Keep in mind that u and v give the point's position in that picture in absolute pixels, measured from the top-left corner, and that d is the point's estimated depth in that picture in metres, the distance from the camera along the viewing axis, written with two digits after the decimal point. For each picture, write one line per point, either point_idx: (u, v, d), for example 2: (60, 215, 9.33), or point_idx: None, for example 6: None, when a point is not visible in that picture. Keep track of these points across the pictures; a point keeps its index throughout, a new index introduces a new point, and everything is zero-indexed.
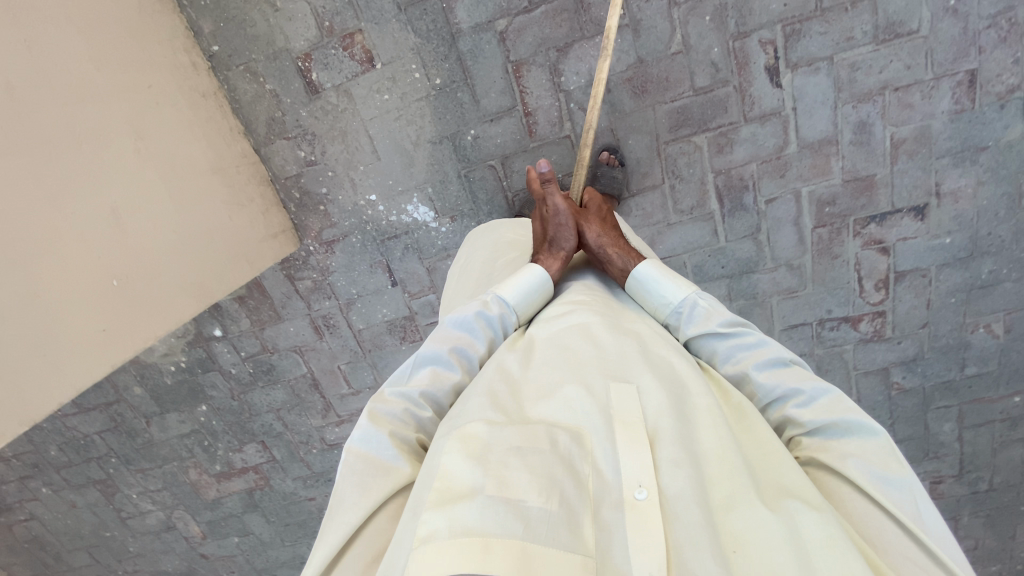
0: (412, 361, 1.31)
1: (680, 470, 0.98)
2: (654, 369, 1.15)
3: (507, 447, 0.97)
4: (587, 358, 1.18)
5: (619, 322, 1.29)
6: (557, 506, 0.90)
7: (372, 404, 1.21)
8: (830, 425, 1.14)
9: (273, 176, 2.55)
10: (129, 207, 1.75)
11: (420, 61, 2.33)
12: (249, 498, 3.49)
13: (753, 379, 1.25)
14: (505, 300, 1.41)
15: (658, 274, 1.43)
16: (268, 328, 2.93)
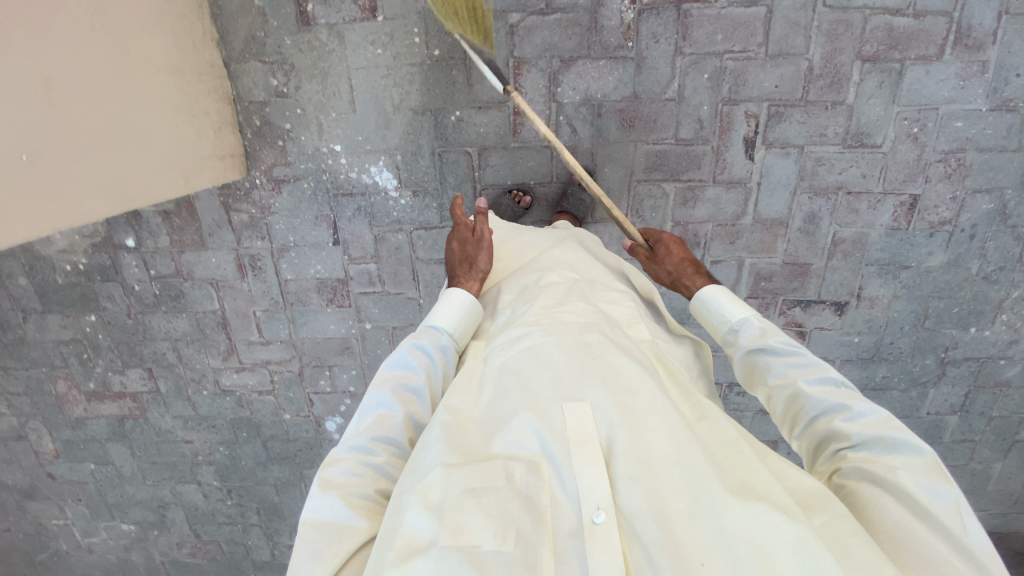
0: (358, 415, 1.35)
1: (635, 486, 1.00)
2: (608, 383, 1.15)
3: (461, 490, 1.01)
4: (542, 378, 1.18)
5: (568, 335, 1.29)
6: (513, 546, 0.93)
7: (322, 471, 1.23)
8: (875, 441, 1.17)
9: (237, 96, 2.38)
10: (65, 80, 1.55)
11: (424, 27, 2.25)
12: (118, 426, 3.21)
13: (803, 391, 1.29)
14: (433, 326, 1.51)
15: (721, 297, 1.56)
16: (188, 252, 2.72)
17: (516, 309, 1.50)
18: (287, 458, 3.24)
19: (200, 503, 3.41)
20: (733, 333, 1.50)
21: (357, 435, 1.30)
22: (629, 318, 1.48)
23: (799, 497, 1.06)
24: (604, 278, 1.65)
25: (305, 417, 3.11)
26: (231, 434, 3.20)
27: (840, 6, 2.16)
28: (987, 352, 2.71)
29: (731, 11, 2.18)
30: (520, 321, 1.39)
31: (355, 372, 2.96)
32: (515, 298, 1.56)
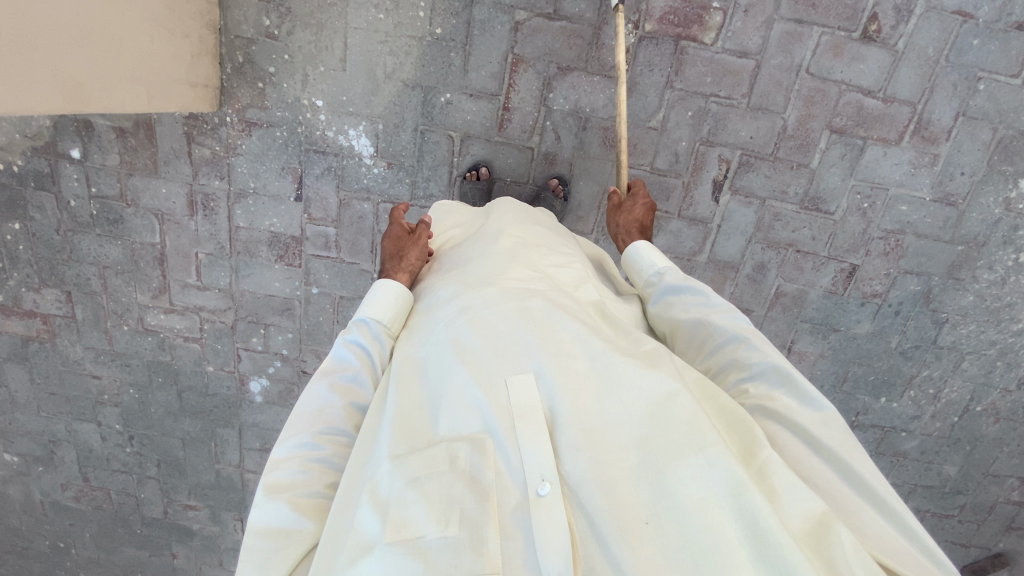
0: (299, 410, 1.34)
1: (579, 455, 1.03)
2: (548, 350, 1.17)
3: (406, 481, 1.08)
4: (484, 351, 1.20)
5: (507, 296, 1.30)
6: (458, 529, 0.99)
7: (265, 476, 1.25)
8: (771, 372, 1.29)
9: (223, 27, 2.29)
10: None
11: (431, 3, 2.24)
12: (21, 347, 2.97)
13: (708, 324, 1.42)
14: (366, 320, 1.45)
15: (646, 249, 1.65)
16: (137, 177, 2.57)
17: (459, 273, 1.48)
18: (201, 413, 3.08)
19: (96, 444, 3.19)
20: (655, 279, 1.59)
21: (298, 433, 1.30)
22: (575, 280, 1.52)
23: (737, 446, 1.09)
24: (546, 242, 1.65)
25: (229, 372, 2.97)
26: (145, 377, 3.01)
27: (821, 76, 2.29)
28: (892, 422, 2.92)
29: (724, 57, 2.27)
30: (464, 287, 1.38)
31: (292, 335, 2.86)
32: (458, 265, 1.55)
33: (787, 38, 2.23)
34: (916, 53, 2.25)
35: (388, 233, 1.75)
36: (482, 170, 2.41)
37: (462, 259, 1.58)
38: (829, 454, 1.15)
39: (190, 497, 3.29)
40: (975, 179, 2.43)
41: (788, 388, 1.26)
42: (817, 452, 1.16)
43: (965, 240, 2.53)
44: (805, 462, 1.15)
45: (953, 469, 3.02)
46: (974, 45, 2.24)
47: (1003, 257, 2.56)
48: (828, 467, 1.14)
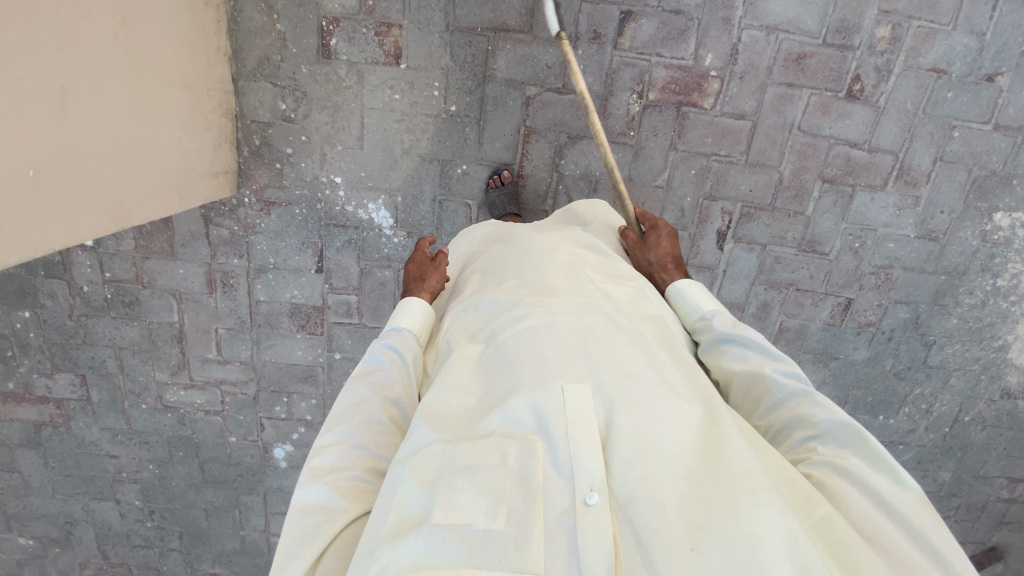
0: (339, 406, 1.29)
1: (631, 469, 0.97)
2: (612, 358, 1.13)
3: (454, 468, 1.00)
4: (547, 352, 1.15)
5: (564, 304, 1.27)
6: (502, 525, 0.93)
7: (309, 463, 1.18)
8: (838, 431, 1.15)
9: (239, 113, 2.32)
10: (80, 90, 1.47)
11: (445, 83, 2.32)
12: (33, 433, 2.91)
13: (767, 375, 1.31)
14: (401, 326, 1.48)
15: (692, 289, 1.61)
16: (154, 260, 2.57)
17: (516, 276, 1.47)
18: (224, 482, 3.07)
19: (115, 522, 3.14)
20: (704, 321, 1.53)
21: (338, 422, 1.25)
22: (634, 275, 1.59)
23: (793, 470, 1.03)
24: (602, 258, 1.64)
25: (253, 441, 2.98)
26: (165, 452, 2.99)
27: (812, 132, 2.46)
28: (890, 436, 3.13)
29: (723, 119, 2.42)
30: (519, 300, 1.35)
31: (315, 400, 2.88)
32: (513, 261, 1.57)
33: (779, 99, 2.39)
34: (896, 108, 2.44)
35: (412, 258, 1.80)
36: (504, 174, 2.43)
37: (508, 270, 1.54)
38: (902, 516, 1.00)
39: (215, 565, 3.26)
40: (954, 216, 2.64)
41: (861, 449, 1.10)
42: (887, 512, 1.01)
43: (947, 271, 2.74)
44: (863, 514, 1.01)
45: (946, 474, 3.24)
46: (948, 97, 2.44)
47: (982, 283, 2.77)
48: (899, 532, 0.99)
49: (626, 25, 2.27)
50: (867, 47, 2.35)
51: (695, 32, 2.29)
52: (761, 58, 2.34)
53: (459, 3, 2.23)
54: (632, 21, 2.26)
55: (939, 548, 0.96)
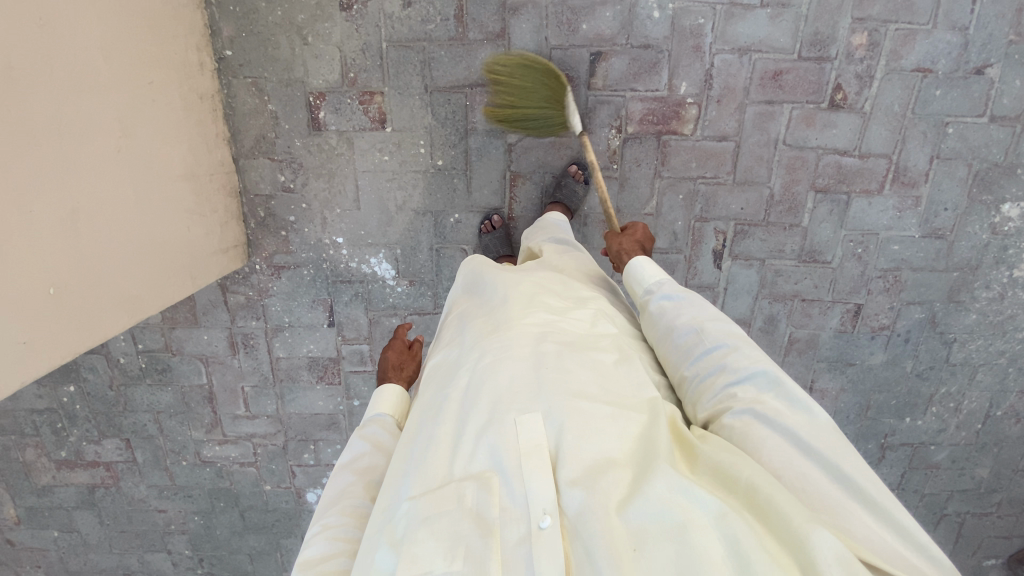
0: (325, 499, 1.36)
1: (578, 487, 0.97)
2: (558, 385, 1.13)
3: (417, 517, 1.01)
4: (495, 387, 1.15)
5: (515, 337, 1.27)
6: (463, 565, 0.94)
7: (299, 557, 1.24)
8: (762, 377, 1.17)
9: (243, 189, 2.48)
10: (92, 207, 1.64)
11: (430, 140, 2.43)
12: (88, 494, 3.15)
13: (702, 330, 1.31)
14: (381, 413, 1.57)
15: (643, 262, 1.59)
16: (180, 329, 2.76)
17: (477, 317, 1.46)
18: (264, 527, 3.24)
19: (168, 571, 3.35)
20: (651, 290, 1.52)
21: (326, 513, 1.32)
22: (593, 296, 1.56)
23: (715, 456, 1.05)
24: (565, 283, 1.60)
25: (286, 487, 3.13)
26: (207, 504, 3.18)
27: (798, 146, 2.45)
28: (919, 438, 3.04)
29: (706, 143, 2.44)
30: (481, 337, 1.34)
31: (340, 446, 3.02)
32: (470, 307, 1.55)
33: (760, 118, 2.40)
34: (884, 112, 2.41)
35: (392, 344, 1.84)
36: (495, 218, 2.50)
37: (471, 310, 1.53)
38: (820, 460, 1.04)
39: None
40: (959, 212, 2.57)
41: (779, 392, 1.15)
42: (806, 456, 1.06)
43: (959, 267, 2.66)
44: (792, 470, 1.04)
45: (985, 471, 3.12)
46: (937, 95, 2.39)
47: (999, 275, 2.68)
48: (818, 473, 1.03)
49: (597, 64, 2.32)
50: (844, 56, 2.34)
51: (667, 62, 2.33)
52: (737, 80, 2.35)
53: (435, 64, 2.33)
54: (602, 60, 2.32)
55: (860, 485, 1.00)
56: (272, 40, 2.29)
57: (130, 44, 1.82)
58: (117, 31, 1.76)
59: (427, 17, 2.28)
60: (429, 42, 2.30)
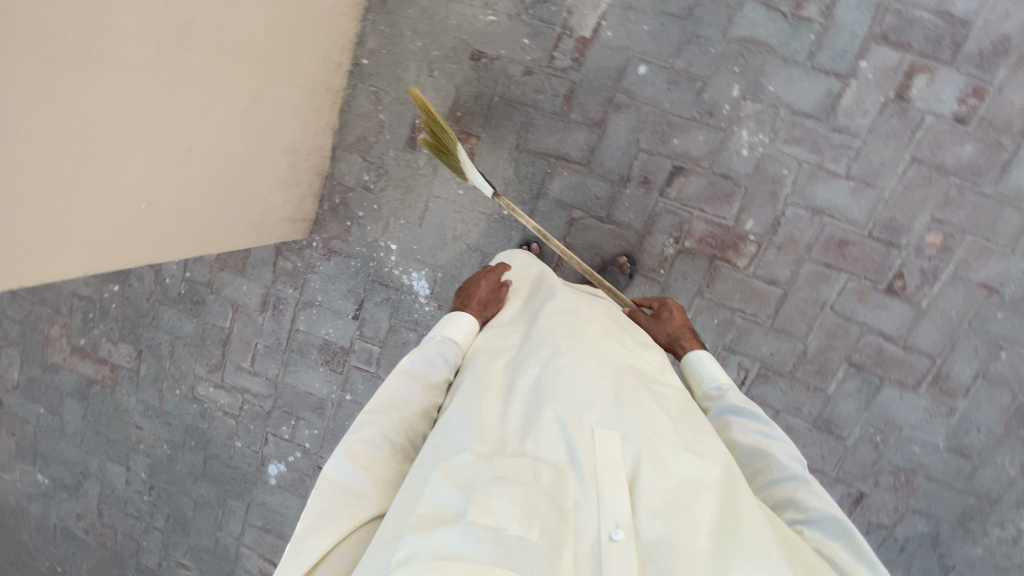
0: (384, 397, 1.44)
1: (653, 516, 1.11)
2: (637, 416, 1.27)
3: (491, 476, 1.10)
4: (576, 393, 1.27)
5: (597, 356, 1.41)
6: (537, 536, 1.02)
7: (349, 437, 1.33)
8: (828, 521, 1.28)
9: (330, 175, 2.75)
10: (203, 150, 1.87)
11: (504, 189, 2.62)
12: (85, 386, 3.38)
13: (770, 454, 1.44)
14: (452, 339, 1.61)
15: (709, 362, 1.75)
16: (226, 273, 2.99)
17: (548, 315, 1.58)
18: (219, 480, 3.32)
19: (120, 484, 3.49)
20: (715, 393, 1.69)
21: (383, 412, 1.40)
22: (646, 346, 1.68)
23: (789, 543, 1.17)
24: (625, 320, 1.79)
25: (253, 450, 3.22)
26: (179, 438, 3.31)
27: (844, 315, 2.46)
28: None
29: (754, 281, 2.49)
30: (553, 339, 1.45)
31: (317, 432, 3.10)
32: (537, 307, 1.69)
33: (815, 277, 2.44)
34: (939, 313, 2.40)
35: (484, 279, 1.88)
36: None
37: (542, 309, 1.64)
38: None
39: (186, 554, 3.50)
40: (991, 437, 2.47)
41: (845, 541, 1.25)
42: None
43: (978, 494, 2.52)
44: None
45: None
46: (997, 316, 2.37)
47: (1018, 518, 2.52)
48: None
49: (676, 177, 2.46)
50: (914, 248, 2.38)
51: (740, 197, 2.44)
52: (801, 234, 2.43)
53: (532, 129, 2.55)
54: (681, 175, 2.46)
55: None
56: (405, 64, 2.59)
57: (291, 32, 2.11)
58: (286, 20, 2.05)
59: (540, 87, 2.51)
60: (533, 109, 2.53)
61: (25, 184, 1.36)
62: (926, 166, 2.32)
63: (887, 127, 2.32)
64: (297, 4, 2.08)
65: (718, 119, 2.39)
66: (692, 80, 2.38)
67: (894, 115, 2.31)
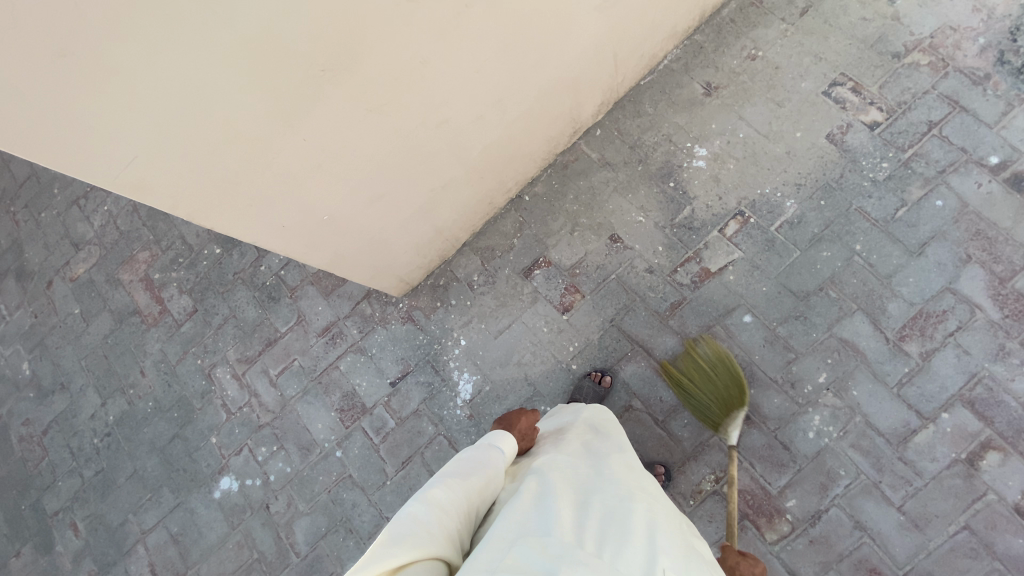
0: (451, 469, 1.67)
1: None
2: (695, 565, 1.44)
3: (574, 563, 1.29)
4: (647, 525, 1.47)
5: (659, 505, 1.61)
6: None
7: (425, 489, 1.54)
8: None
9: (448, 262, 3.11)
10: (389, 198, 2.19)
11: (582, 348, 2.79)
12: (128, 312, 3.51)
13: None
14: (510, 445, 1.84)
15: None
16: (313, 288, 3.22)
17: (616, 457, 1.80)
18: (170, 463, 3.17)
19: (85, 414, 3.41)
20: None
21: (451, 477, 1.62)
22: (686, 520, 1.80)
23: None
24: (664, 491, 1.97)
25: (220, 453, 3.11)
26: (167, 403, 3.27)
27: None
28: None
29: (775, 562, 2.41)
30: (625, 479, 1.66)
31: (288, 470, 2.99)
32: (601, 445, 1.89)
33: None
34: None
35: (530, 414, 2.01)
36: None
37: (609, 449, 1.85)
38: None
39: (85, 518, 3.23)
40: None
41: None
42: None
43: None
44: None
45: None
46: None
47: None
48: None
49: None
50: None
51: (792, 472, 2.47)
52: (835, 538, 2.39)
53: (631, 314, 2.78)
54: (745, 422, 2.54)
55: None
56: (556, 214, 3.01)
57: (499, 157, 2.55)
58: (502, 148, 2.50)
59: (654, 286, 2.78)
60: (640, 300, 2.78)
61: (280, 169, 1.64)
62: (976, 539, 2.29)
63: (949, 482, 2.36)
64: (516, 143, 2.55)
65: (795, 391, 2.53)
66: (786, 349, 2.57)
67: (959, 474, 2.36)
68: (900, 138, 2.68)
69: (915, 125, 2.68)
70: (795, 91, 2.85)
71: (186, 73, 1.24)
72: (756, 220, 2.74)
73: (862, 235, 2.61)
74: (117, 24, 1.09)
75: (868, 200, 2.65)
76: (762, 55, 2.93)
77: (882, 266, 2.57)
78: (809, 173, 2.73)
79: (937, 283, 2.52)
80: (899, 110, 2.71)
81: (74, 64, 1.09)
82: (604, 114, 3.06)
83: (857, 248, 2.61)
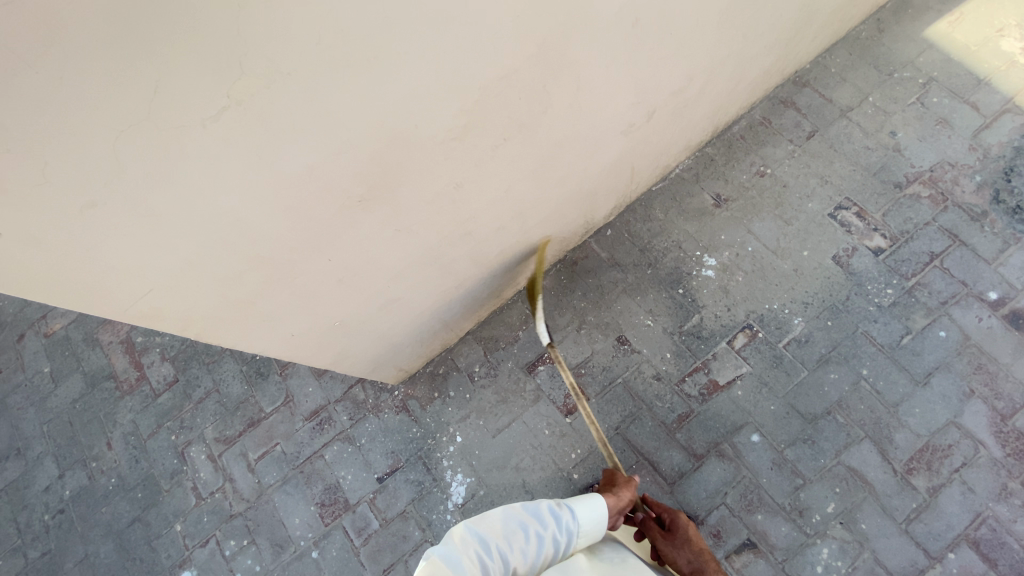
0: (499, 518, 1.56)
1: None
2: None
3: None
4: None
5: None
6: None
7: (463, 533, 1.49)
8: None
9: (449, 351, 3.02)
10: (401, 302, 2.14)
11: (584, 456, 2.69)
12: (102, 375, 3.31)
13: None
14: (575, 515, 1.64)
15: None
16: (305, 367, 3.10)
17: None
18: (125, 550, 2.89)
19: (39, 485, 3.13)
20: None
21: (494, 529, 1.52)
22: None
23: None
24: None
25: (184, 544, 2.85)
26: (131, 481, 3.03)
27: None
28: None
29: None
30: None
31: (256, 569, 2.74)
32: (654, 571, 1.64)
33: None
34: None
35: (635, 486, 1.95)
36: None
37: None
38: None
39: None
40: None
41: None
42: None
43: None
44: None
45: None
46: None
47: None
48: None
49: (746, 550, 2.44)
50: None
51: None
52: None
53: (637, 423, 2.70)
54: (752, 551, 2.43)
55: None
56: (563, 309, 2.97)
57: (514, 260, 2.53)
58: (518, 253, 2.49)
59: (661, 396, 2.73)
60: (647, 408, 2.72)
61: (301, 284, 1.69)
62: None
63: None
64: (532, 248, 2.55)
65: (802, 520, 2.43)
66: (794, 473, 2.51)
67: None
68: (903, 265, 2.75)
69: (917, 254, 2.76)
70: (802, 210, 2.93)
71: (215, 211, 1.34)
72: (764, 335, 2.74)
73: (869, 360, 2.62)
74: (156, 176, 1.19)
75: (873, 324, 2.67)
76: (770, 172, 3.04)
77: (889, 393, 2.56)
78: (816, 292, 2.76)
79: (942, 416, 2.50)
80: (902, 238, 2.79)
81: (107, 214, 1.17)
82: (615, 215, 3.11)
83: (864, 372, 2.61)
